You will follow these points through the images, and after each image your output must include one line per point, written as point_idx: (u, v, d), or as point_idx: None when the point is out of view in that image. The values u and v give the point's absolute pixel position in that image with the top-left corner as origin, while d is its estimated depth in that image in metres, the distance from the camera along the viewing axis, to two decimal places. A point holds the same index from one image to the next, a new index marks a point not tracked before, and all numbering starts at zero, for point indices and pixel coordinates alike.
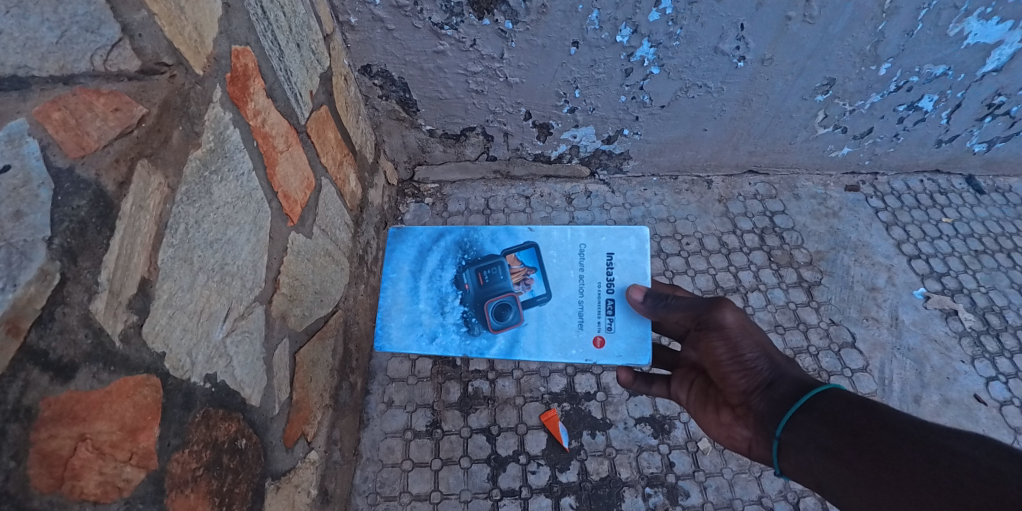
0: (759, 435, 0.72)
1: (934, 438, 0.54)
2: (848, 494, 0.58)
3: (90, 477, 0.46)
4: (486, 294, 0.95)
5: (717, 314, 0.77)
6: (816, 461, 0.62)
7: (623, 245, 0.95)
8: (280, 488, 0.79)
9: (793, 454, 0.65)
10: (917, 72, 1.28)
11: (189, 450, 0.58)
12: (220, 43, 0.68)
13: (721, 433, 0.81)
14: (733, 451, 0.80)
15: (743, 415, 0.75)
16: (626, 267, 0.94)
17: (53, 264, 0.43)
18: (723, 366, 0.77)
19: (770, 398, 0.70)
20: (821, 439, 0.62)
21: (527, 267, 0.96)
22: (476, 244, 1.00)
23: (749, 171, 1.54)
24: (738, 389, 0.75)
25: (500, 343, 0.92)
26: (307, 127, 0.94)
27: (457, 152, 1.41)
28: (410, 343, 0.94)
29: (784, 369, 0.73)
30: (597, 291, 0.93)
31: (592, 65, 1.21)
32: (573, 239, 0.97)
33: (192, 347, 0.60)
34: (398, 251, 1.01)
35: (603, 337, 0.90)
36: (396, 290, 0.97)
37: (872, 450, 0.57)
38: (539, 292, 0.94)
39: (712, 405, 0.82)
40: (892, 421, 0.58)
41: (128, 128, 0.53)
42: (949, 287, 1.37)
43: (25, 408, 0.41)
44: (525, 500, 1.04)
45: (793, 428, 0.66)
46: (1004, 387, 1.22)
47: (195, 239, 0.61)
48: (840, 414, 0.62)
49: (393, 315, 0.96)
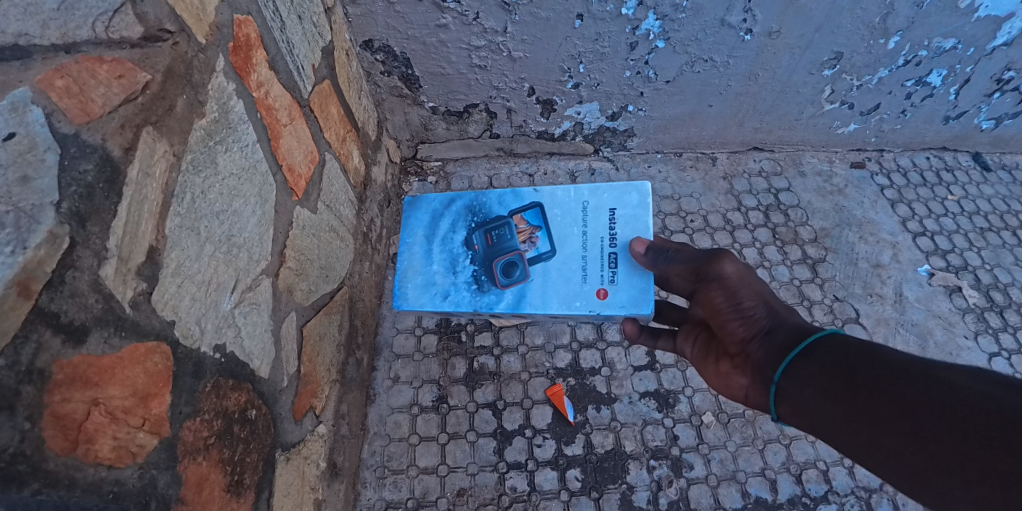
0: (757, 382, 0.72)
1: (933, 373, 0.53)
2: (845, 434, 0.59)
3: (104, 441, 0.46)
4: (495, 253, 0.95)
5: (716, 266, 0.77)
6: (813, 404, 0.62)
7: (625, 200, 0.96)
8: (290, 459, 0.80)
9: (791, 399, 0.65)
10: (926, 46, 1.26)
11: (201, 418, 0.59)
12: (222, 11, 0.67)
13: (720, 383, 0.81)
14: (731, 401, 0.80)
15: (741, 364, 0.75)
16: (628, 222, 0.94)
17: (63, 228, 0.43)
18: (722, 315, 0.77)
19: (769, 346, 0.70)
20: (818, 382, 0.62)
21: (532, 226, 0.97)
22: (484, 207, 1.01)
23: (754, 147, 1.52)
24: (736, 338, 0.75)
25: (508, 297, 0.91)
26: (309, 101, 0.93)
27: (460, 129, 1.40)
28: (424, 301, 0.94)
29: (782, 317, 0.73)
30: (600, 247, 0.93)
31: (597, 39, 1.19)
32: (576, 197, 0.97)
33: (201, 315, 0.60)
34: (412, 218, 1.02)
35: (606, 289, 0.90)
36: (411, 254, 0.99)
37: (866, 387, 0.57)
38: (544, 249, 0.94)
39: (712, 356, 0.82)
40: (884, 359, 0.58)
41: (132, 94, 0.52)
42: (954, 264, 1.36)
43: (38, 370, 0.41)
44: (531, 472, 1.05)
45: (792, 372, 0.66)
46: (1006, 362, 1.22)
47: (202, 209, 0.61)
48: (834, 356, 0.62)
49: (409, 277, 0.97)
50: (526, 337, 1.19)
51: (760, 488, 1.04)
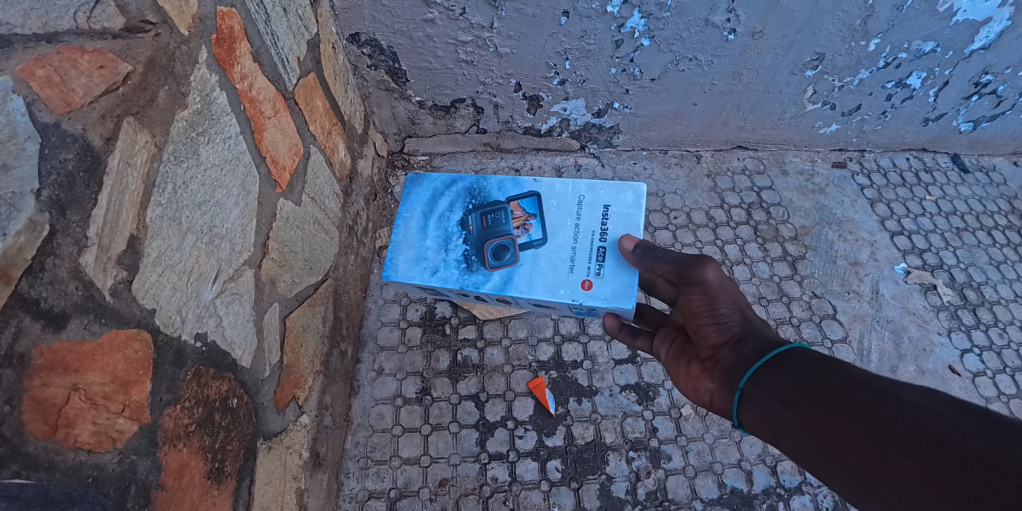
0: (723, 387, 0.74)
1: (886, 388, 0.57)
2: (797, 440, 0.61)
3: (85, 426, 0.47)
4: (488, 235, 0.96)
5: (698, 271, 0.80)
6: (775, 411, 0.65)
7: (620, 199, 0.97)
8: (272, 448, 0.81)
9: (754, 406, 0.68)
10: (906, 48, 1.29)
11: (182, 406, 0.60)
12: (206, 4, 0.68)
13: (689, 386, 0.83)
14: (696, 403, 0.82)
15: (710, 368, 0.77)
16: (621, 219, 0.95)
17: (43, 216, 0.44)
18: (698, 319, 0.79)
19: (739, 353, 0.72)
20: (781, 390, 0.65)
21: (527, 214, 0.98)
22: (484, 191, 1.03)
23: (738, 146, 1.55)
24: (709, 343, 0.77)
25: (495, 279, 0.92)
26: (295, 94, 0.93)
27: (447, 124, 1.41)
28: (414, 275, 0.95)
29: (756, 327, 0.75)
30: (590, 240, 0.93)
31: (583, 36, 1.20)
32: (573, 191, 0.99)
33: (182, 305, 0.61)
34: (412, 194, 1.04)
35: (592, 281, 0.89)
36: (407, 228, 0.99)
37: (829, 398, 0.59)
38: (536, 236, 0.94)
39: (684, 359, 0.84)
40: (846, 373, 0.61)
41: (113, 84, 0.53)
42: (930, 263, 1.39)
43: (19, 355, 0.42)
44: (512, 463, 1.07)
45: (756, 380, 0.68)
46: (978, 359, 1.26)
47: (183, 200, 0.61)
48: (799, 366, 0.65)
49: (401, 250, 0.98)
50: (509, 330, 1.21)
51: (736, 479, 1.07)
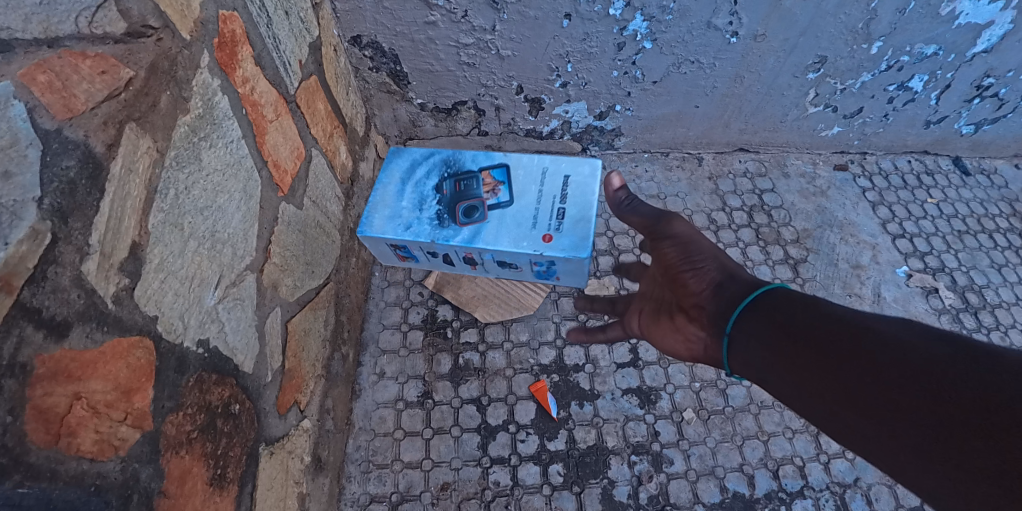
0: (709, 334, 0.72)
1: (871, 327, 0.54)
2: (779, 373, 0.59)
3: (86, 435, 0.46)
4: (460, 197, 0.97)
5: (668, 225, 0.82)
6: (761, 355, 0.62)
7: (579, 170, 1.01)
8: (274, 453, 0.80)
9: (740, 351, 0.65)
10: (908, 51, 1.29)
11: (183, 412, 0.59)
12: (207, 8, 0.67)
13: (674, 341, 0.80)
14: (687, 360, 0.79)
15: (693, 316, 0.74)
16: (580, 186, 0.98)
17: (44, 224, 0.43)
18: (678, 268, 0.77)
19: (720, 298, 0.70)
20: (765, 335, 0.62)
21: (498, 182, 0.99)
22: (460, 162, 1.04)
23: (739, 148, 1.55)
24: (690, 291, 0.75)
25: (465, 233, 0.94)
26: (296, 97, 0.93)
27: (449, 126, 1.41)
28: (388, 230, 0.97)
29: (734, 271, 0.73)
30: (552, 203, 0.96)
31: (585, 38, 1.20)
32: (538, 162, 1.02)
33: (184, 311, 0.60)
34: (391, 160, 1.04)
35: (552, 235, 0.93)
36: (384, 190, 1.01)
37: (815, 340, 0.57)
38: (504, 198, 0.97)
39: (666, 312, 0.81)
40: (829, 314, 0.59)
41: (115, 90, 0.53)
42: (931, 266, 1.39)
43: (20, 365, 0.41)
44: (514, 467, 1.06)
45: (742, 325, 0.66)
46: None
47: (186, 205, 0.61)
48: (782, 310, 0.63)
49: (378, 207, 0.99)
50: (511, 333, 1.20)
51: (738, 483, 1.07)
